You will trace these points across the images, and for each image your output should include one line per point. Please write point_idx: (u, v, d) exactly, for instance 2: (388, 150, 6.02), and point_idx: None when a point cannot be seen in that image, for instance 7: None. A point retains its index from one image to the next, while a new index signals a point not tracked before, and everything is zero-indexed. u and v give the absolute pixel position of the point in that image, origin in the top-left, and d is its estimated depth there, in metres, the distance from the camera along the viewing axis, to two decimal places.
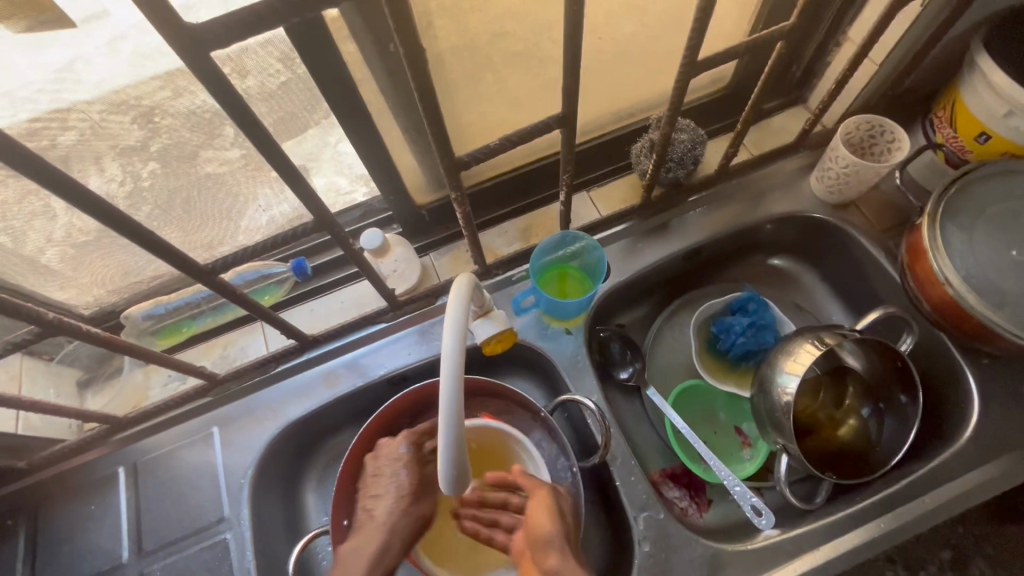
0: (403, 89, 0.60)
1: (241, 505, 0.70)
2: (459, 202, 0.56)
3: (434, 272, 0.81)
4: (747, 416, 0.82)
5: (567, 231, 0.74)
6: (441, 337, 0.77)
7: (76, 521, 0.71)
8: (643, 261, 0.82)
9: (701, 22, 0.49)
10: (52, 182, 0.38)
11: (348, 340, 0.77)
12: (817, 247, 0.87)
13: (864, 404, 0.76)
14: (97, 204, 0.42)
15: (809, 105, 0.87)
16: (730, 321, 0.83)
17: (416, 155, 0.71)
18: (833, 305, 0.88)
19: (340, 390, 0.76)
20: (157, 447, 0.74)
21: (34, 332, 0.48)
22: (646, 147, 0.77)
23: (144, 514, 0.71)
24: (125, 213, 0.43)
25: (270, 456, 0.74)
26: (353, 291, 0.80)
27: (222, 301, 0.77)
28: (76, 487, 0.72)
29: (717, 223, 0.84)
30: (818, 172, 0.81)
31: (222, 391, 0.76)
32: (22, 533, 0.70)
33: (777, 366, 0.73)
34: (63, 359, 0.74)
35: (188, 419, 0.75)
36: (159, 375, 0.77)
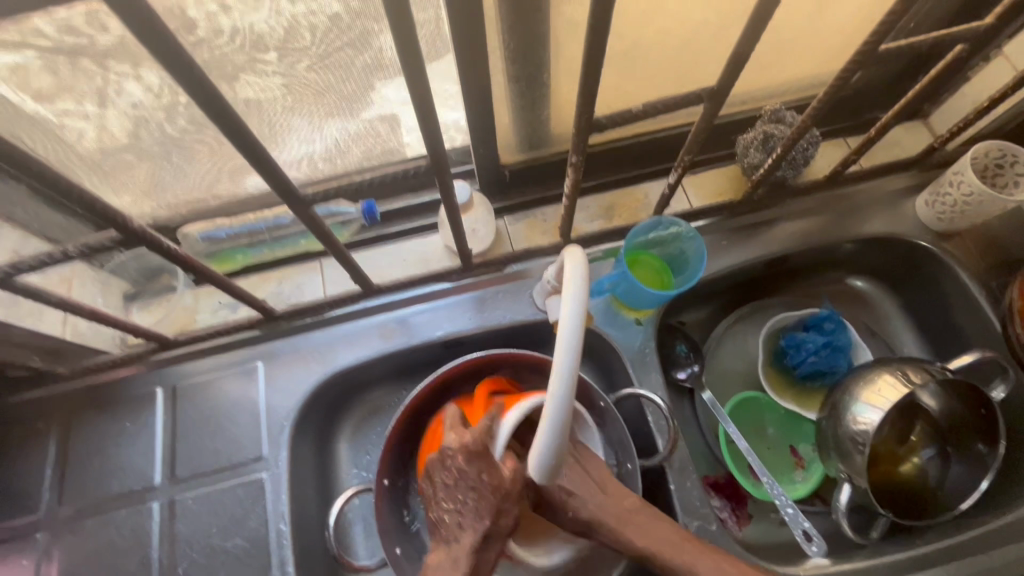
0: (527, 33, 0.55)
1: (281, 446, 0.68)
2: (574, 167, 0.52)
3: (507, 238, 0.77)
4: (802, 437, 0.79)
5: (662, 216, 0.70)
6: (502, 307, 0.73)
7: (109, 436, 0.68)
8: (726, 261, 0.77)
9: (899, 9, 0.43)
10: (172, 65, 0.33)
11: (409, 294, 0.73)
12: (906, 274, 0.82)
13: (929, 444, 0.72)
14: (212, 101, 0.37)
15: (928, 121, 0.81)
16: (803, 337, 0.78)
17: (517, 111, 0.66)
18: (910, 338, 0.83)
19: (394, 344, 0.73)
20: (199, 373, 0.71)
21: (117, 240, 0.46)
22: (757, 140, 0.71)
23: (180, 439, 0.68)
24: (238, 116, 0.39)
25: (312, 401, 0.72)
26: (419, 244, 0.76)
27: (285, 234, 0.73)
28: (113, 402, 0.69)
29: (809, 233, 0.79)
30: (929, 195, 0.75)
31: (270, 326, 0.73)
32: (53, 439, 0.68)
33: (852, 394, 0.69)
34: (113, 269, 0.70)
35: (233, 350, 0.72)
36: (210, 300, 0.74)
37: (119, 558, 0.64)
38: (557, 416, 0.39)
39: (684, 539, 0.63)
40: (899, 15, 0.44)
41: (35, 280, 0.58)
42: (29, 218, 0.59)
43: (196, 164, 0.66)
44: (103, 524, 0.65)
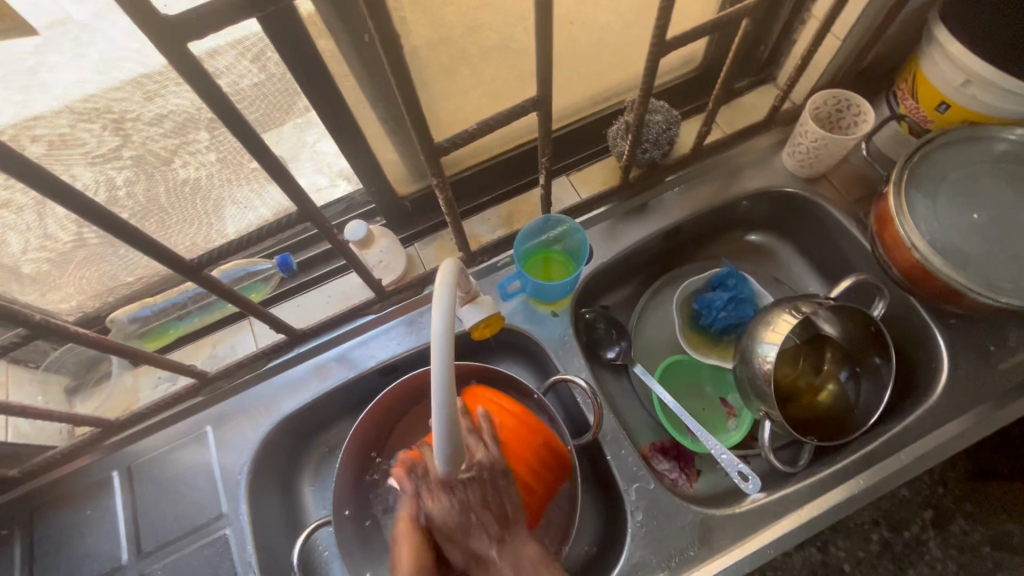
0: (380, 80, 0.61)
1: (239, 500, 0.71)
2: (440, 189, 0.57)
3: (420, 262, 0.82)
4: (730, 388, 0.85)
5: (549, 215, 0.76)
6: (429, 326, 0.79)
7: (73, 526, 0.71)
8: (624, 242, 0.84)
9: (666, 5, 0.50)
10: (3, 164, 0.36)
11: (337, 332, 0.78)
12: (792, 221, 0.89)
13: (841, 368, 0.79)
14: (55, 187, 0.39)
15: (777, 82, 0.89)
16: (710, 296, 0.85)
17: (396, 147, 0.72)
18: (808, 276, 0.90)
19: (333, 382, 0.77)
20: (152, 449, 0.74)
21: (24, 336, 0.49)
22: (622, 129, 0.79)
23: (141, 515, 0.71)
24: (123, 219, 0.45)
25: (265, 452, 0.75)
26: (340, 284, 0.80)
27: (208, 301, 0.77)
28: (73, 493, 0.72)
29: (695, 202, 0.86)
30: (789, 148, 0.83)
31: (212, 390, 0.76)
32: (17, 542, 0.70)
33: (756, 337, 0.76)
34: (49, 366, 0.74)
35: (182, 421, 0.76)
36: (150, 377, 0.77)
37: None
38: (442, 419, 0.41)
39: (627, 503, 0.68)
40: (670, 10, 0.51)
41: None
42: None
43: (138, 253, 0.71)
44: None
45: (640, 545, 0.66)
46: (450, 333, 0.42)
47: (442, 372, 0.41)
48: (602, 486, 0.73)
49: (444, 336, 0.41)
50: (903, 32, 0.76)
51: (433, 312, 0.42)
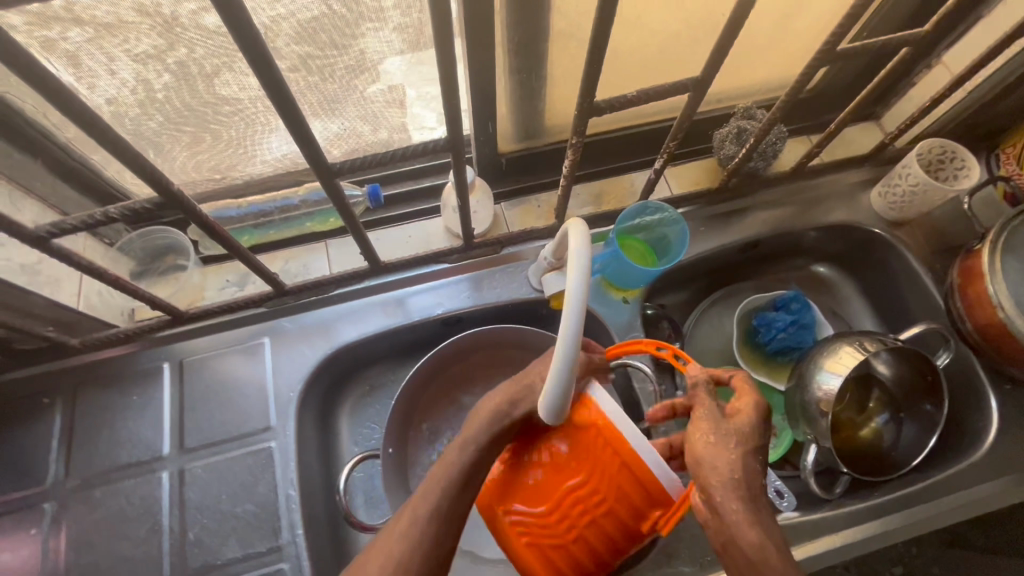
0: (529, 26, 0.60)
1: (288, 417, 0.71)
2: (574, 150, 0.57)
3: (503, 222, 0.82)
4: (773, 407, 0.86)
5: (648, 202, 0.77)
6: (498, 287, 0.78)
7: (117, 409, 0.70)
8: (704, 245, 0.84)
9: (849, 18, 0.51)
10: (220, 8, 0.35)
11: (409, 274, 0.77)
12: (864, 261, 0.90)
13: (883, 410, 0.80)
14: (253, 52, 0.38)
15: (880, 123, 0.90)
16: (772, 316, 0.85)
17: (515, 102, 0.71)
18: (866, 317, 0.91)
19: (398, 321, 0.76)
20: (206, 350, 0.74)
21: (154, 204, 0.49)
22: (732, 134, 0.79)
23: (188, 412, 0.71)
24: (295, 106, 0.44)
25: (317, 376, 0.75)
26: (420, 227, 0.80)
27: (292, 215, 0.76)
28: (120, 377, 0.71)
29: (778, 221, 0.86)
30: (882, 188, 0.84)
31: (277, 304, 0.76)
32: (59, 414, 0.70)
33: (817, 364, 0.77)
34: (121, 247, 0.73)
35: (238, 328, 0.75)
36: (218, 278, 0.76)
37: (129, 526, 0.65)
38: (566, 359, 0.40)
39: None
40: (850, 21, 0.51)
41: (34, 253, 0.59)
42: (46, 190, 0.62)
43: (197, 156, 0.67)
44: (112, 493, 0.66)
45: (675, 536, 0.68)
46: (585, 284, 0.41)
47: (574, 316, 0.41)
48: None
49: (579, 284, 0.42)
50: None
51: (569, 266, 0.42)
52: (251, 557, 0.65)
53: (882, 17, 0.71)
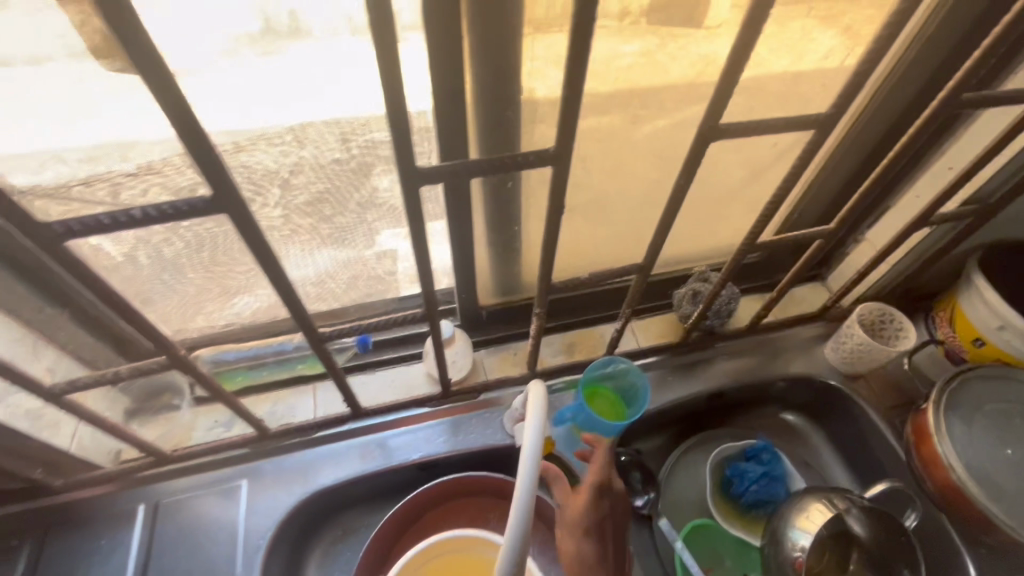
0: (503, 211, 0.72)
1: (255, 566, 0.71)
2: (539, 314, 0.69)
3: (483, 368, 0.88)
4: (753, 564, 0.84)
5: (613, 355, 0.84)
6: (474, 433, 0.82)
7: (86, 553, 0.70)
8: (671, 394, 0.89)
9: None
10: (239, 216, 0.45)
11: (388, 418, 0.81)
12: (829, 412, 0.94)
13: (867, 574, 0.74)
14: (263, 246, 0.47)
15: (827, 283, 1.00)
16: (743, 467, 0.88)
17: (494, 266, 0.82)
18: (838, 468, 0.93)
19: (374, 466, 0.79)
20: (184, 491, 0.75)
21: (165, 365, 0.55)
22: (688, 295, 0.89)
23: (156, 558, 0.71)
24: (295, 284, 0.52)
25: (289, 522, 0.75)
26: (406, 371, 0.86)
27: (287, 358, 0.82)
28: (95, 519, 0.72)
29: (740, 371, 0.92)
30: (833, 343, 0.92)
31: (260, 444, 0.78)
32: (22, 562, 0.69)
33: (788, 520, 0.78)
34: (120, 390, 0.73)
35: (219, 468, 0.77)
36: (208, 418, 0.80)
37: None
38: (522, 507, 0.47)
39: None
40: None
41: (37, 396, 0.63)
42: (68, 339, 0.69)
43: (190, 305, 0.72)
44: None
45: None
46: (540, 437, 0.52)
47: (530, 466, 0.50)
48: None
49: (535, 437, 0.52)
50: (945, 269, 0.88)
51: (528, 424, 0.53)
52: None
53: (808, 202, 0.83)
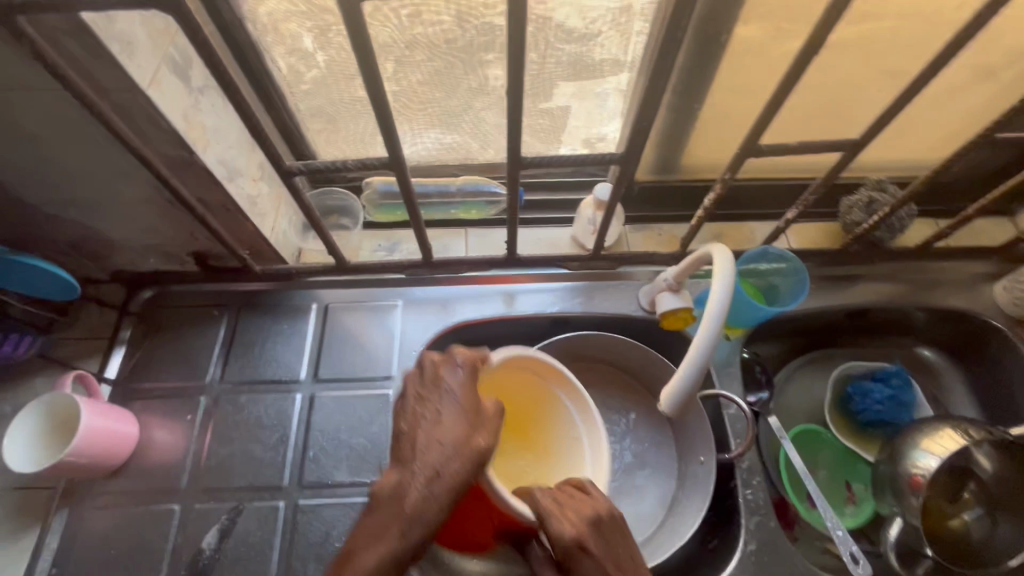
0: (698, 72, 0.70)
1: (408, 372, 0.80)
2: (717, 190, 0.68)
3: (626, 243, 0.89)
4: (858, 475, 0.86)
5: (768, 247, 0.82)
6: (609, 299, 0.84)
7: (271, 332, 0.82)
8: (812, 301, 0.87)
9: None
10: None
11: (533, 270, 0.85)
12: (976, 352, 0.88)
13: (978, 505, 0.75)
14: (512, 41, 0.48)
15: (1012, 220, 0.91)
16: (870, 386, 0.86)
17: (663, 136, 0.79)
18: (969, 409, 0.89)
19: (515, 311, 0.84)
20: (348, 299, 0.84)
21: (382, 163, 0.60)
22: (861, 203, 0.83)
23: (325, 348, 0.81)
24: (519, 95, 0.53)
25: (435, 343, 0.83)
26: (549, 233, 0.89)
27: (445, 200, 0.86)
28: (278, 306, 0.83)
29: (891, 293, 0.88)
30: (1008, 281, 0.84)
31: (415, 273, 0.85)
32: (224, 325, 0.83)
33: (912, 442, 0.77)
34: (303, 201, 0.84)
35: (380, 287, 0.85)
36: (372, 242, 0.88)
37: (263, 431, 0.75)
38: (705, 347, 0.52)
39: (744, 529, 0.72)
40: None
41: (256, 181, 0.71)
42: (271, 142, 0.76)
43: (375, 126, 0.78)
44: (255, 401, 0.77)
45: (748, 570, 0.70)
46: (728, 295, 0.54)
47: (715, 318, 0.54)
48: (718, 507, 0.77)
49: (722, 290, 0.54)
50: None
51: (716, 277, 0.55)
52: (359, 484, 0.72)
53: None
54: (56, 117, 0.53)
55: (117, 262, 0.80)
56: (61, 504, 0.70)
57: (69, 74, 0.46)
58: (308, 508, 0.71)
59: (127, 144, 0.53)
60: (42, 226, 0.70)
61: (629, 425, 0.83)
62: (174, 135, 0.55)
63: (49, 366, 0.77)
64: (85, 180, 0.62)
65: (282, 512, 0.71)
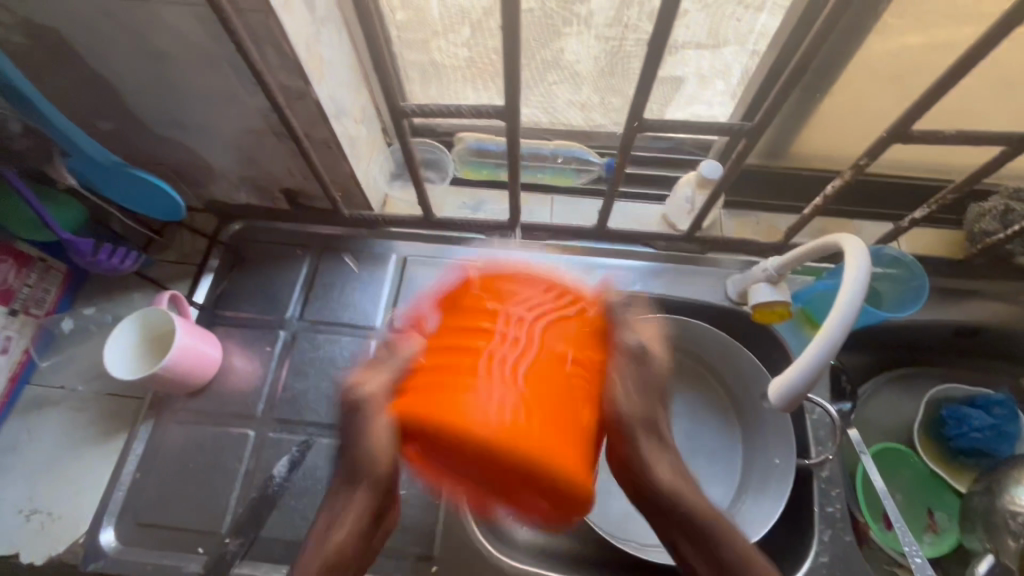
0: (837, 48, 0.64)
1: None
2: (835, 185, 0.64)
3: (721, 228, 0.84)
4: (940, 503, 0.80)
5: (880, 247, 0.76)
6: (695, 285, 0.80)
7: (350, 278, 0.82)
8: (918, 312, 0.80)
9: None
10: None
11: (619, 247, 0.81)
12: None
13: None
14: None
15: None
16: (970, 412, 0.79)
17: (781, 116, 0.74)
18: None
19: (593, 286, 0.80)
20: (428, 255, 0.83)
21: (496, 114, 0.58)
22: (992, 212, 0.76)
23: (400, 300, 0.81)
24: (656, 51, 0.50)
25: None
26: (639, 209, 0.85)
27: (536, 163, 0.84)
28: (359, 253, 0.83)
29: (1011, 314, 0.80)
30: None
31: (497, 236, 0.83)
32: (305, 265, 0.83)
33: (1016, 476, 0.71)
34: (393, 151, 0.83)
35: (460, 245, 0.83)
36: (456, 199, 0.86)
37: (337, 372, 0.76)
38: (822, 356, 0.50)
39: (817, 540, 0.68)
40: None
41: (358, 124, 0.70)
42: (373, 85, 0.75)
43: (479, 79, 0.75)
44: (330, 342, 0.78)
45: None
46: (857, 306, 0.50)
47: (837, 329, 0.50)
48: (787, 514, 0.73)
49: (852, 300, 0.50)
50: None
51: (846, 285, 0.51)
52: None
53: None
54: (190, 34, 0.53)
55: (213, 192, 0.81)
56: (146, 416, 0.73)
57: None
58: None
59: (255, 67, 0.53)
60: (154, 147, 0.72)
61: (697, 414, 0.79)
62: (294, 64, 0.54)
63: (144, 285, 0.80)
64: (204, 104, 0.63)
65: None
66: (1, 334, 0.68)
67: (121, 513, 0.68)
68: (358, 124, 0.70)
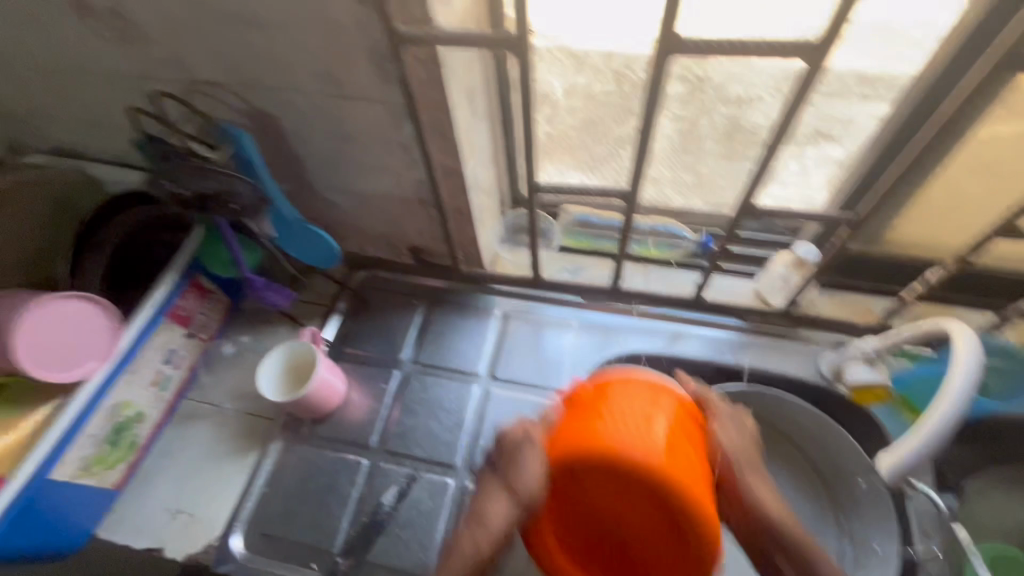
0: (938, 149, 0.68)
1: None
2: None
3: (814, 306, 0.87)
4: None
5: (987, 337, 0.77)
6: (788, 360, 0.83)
7: (459, 328, 0.91)
8: None
9: None
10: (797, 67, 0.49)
11: (711, 318, 0.86)
12: None
13: None
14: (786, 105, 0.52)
15: None
16: None
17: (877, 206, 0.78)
18: None
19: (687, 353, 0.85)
20: (531, 312, 0.91)
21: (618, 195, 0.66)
22: None
23: (502, 351, 0.88)
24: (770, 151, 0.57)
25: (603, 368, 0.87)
26: (731, 283, 0.90)
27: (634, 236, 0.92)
28: (468, 306, 0.93)
29: None
30: None
31: (595, 299, 0.91)
32: (420, 313, 0.93)
33: None
34: (505, 218, 0.93)
35: (560, 306, 0.91)
36: (558, 264, 0.95)
37: (443, 413, 0.84)
38: (932, 437, 0.56)
39: None
40: None
41: (486, 195, 0.82)
42: None
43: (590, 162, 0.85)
44: (438, 385, 0.86)
45: None
46: (965, 396, 0.56)
47: (946, 415, 0.56)
48: None
49: (962, 389, 0.56)
50: None
51: (954, 376, 0.57)
52: None
53: None
54: (377, 123, 0.67)
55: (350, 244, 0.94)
56: (277, 436, 0.82)
57: (414, 95, 0.59)
58: (473, 492, 0.77)
59: (426, 151, 0.65)
60: (317, 206, 0.86)
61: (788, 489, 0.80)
62: (455, 148, 0.66)
63: (284, 321, 0.92)
64: (368, 175, 0.76)
65: (451, 490, 0.77)
66: (180, 352, 0.81)
67: (250, 522, 0.77)
68: (486, 195, 0.82)
